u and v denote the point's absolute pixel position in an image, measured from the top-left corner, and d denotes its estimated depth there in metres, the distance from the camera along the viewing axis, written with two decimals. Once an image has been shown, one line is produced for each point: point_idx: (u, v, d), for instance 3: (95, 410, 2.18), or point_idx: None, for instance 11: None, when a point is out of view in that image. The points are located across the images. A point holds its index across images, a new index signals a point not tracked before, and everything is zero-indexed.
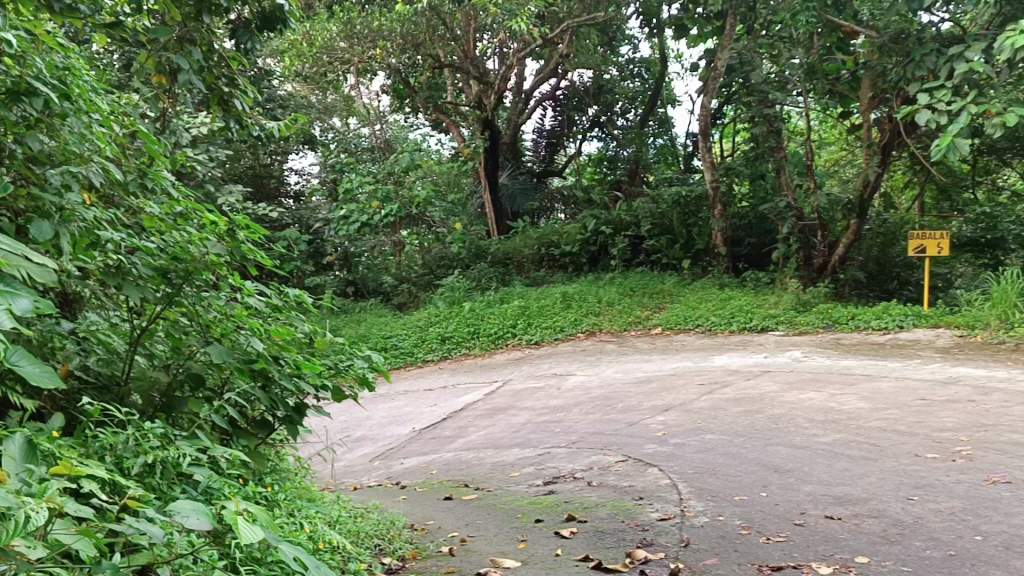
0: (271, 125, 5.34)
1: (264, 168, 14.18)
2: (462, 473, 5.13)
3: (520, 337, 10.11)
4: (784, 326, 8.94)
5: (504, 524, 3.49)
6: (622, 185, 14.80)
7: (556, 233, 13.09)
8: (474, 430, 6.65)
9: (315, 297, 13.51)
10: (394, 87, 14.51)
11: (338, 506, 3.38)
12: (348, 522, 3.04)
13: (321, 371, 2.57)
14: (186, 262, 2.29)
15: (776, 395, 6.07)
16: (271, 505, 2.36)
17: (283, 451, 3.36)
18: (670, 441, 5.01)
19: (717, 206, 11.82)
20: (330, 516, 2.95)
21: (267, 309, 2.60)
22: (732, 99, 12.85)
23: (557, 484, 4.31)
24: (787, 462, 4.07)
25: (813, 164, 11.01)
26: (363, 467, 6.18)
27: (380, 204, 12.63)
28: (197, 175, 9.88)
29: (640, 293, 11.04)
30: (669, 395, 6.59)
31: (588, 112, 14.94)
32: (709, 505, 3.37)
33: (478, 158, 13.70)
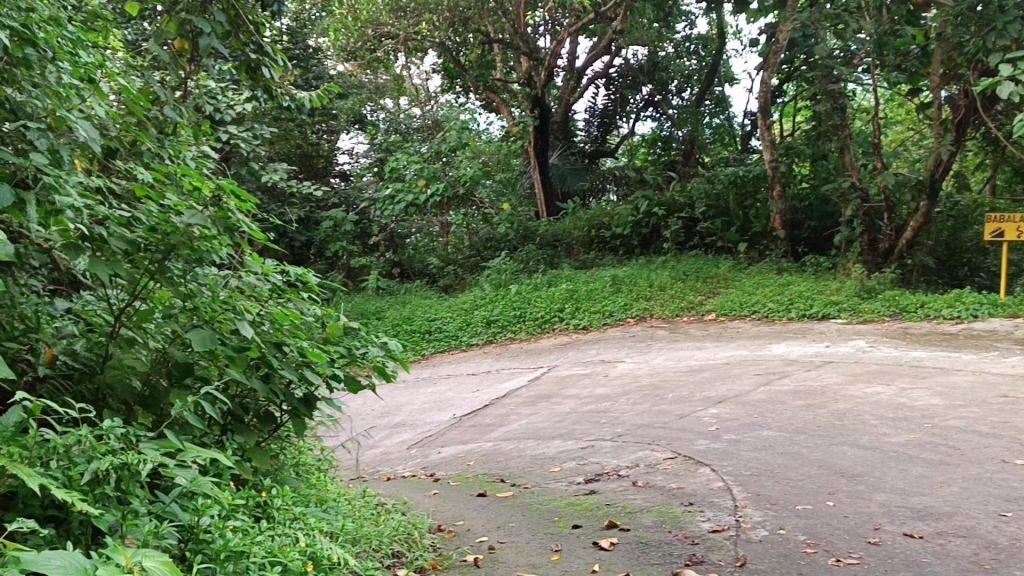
0: (302, 95, 5.08)
1: (313, 147, 14.04)
2: (498, 466, 4.85)
3: (567, 321, 9.77)
4: (847, 314, 8.42)
5: (538, 529, 3.18)
6: (676, 166, 14.29)
7: (607, 214, 12.68)
8: (516, 418, 6.36)
9: (360, 279, 13.31)
10: (444, 65, 14.26)
11: (353, 510, 3.09)
12: (364, 527, 2.76)
13: (328, 359, 2.30)
14: (167, 234, 1.98)
15: (840, 388, 5.64)
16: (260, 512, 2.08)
17: (298, 445, 3.11)
18: (724, 436, 4.64)
19: (777, 187, 11.29)
20: (341, 522, 2.67)
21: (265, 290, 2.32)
22: (793, 76, 12.23)
23: (599, 483, 3.98)
24: (855, 466, 3.68)
25: (881, 142, 10.41)
26: (399, 455, 5.95)
27: (426, 183, 12.49)
28: (240, 151, 9.75)
29: (694, 277, 10.59)
30: (723, 385, 6.20)
31: (643, 90, 14.47)
32: (766, 515, 3.02)
33: (528, 137, 13.36)
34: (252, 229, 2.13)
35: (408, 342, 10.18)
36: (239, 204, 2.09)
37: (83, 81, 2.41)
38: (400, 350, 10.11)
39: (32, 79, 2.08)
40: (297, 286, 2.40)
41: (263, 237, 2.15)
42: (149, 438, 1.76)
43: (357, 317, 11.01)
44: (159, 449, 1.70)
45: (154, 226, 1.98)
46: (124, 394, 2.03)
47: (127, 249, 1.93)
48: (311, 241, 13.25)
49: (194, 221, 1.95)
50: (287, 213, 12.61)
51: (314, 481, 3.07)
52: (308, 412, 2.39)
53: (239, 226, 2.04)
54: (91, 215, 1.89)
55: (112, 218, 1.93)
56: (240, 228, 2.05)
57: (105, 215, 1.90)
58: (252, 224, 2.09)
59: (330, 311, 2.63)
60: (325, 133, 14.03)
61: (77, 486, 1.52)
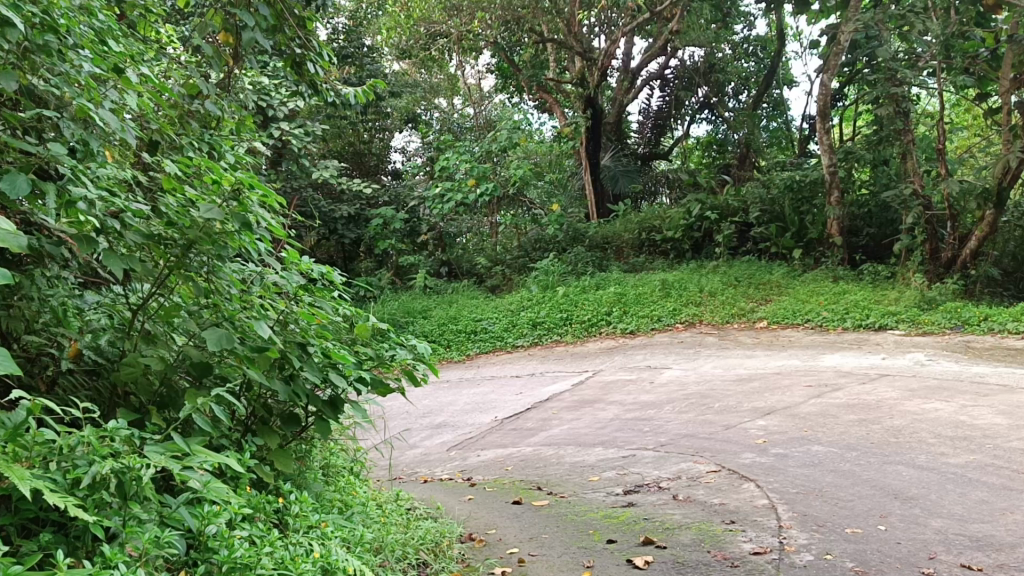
0: (347, 90, 5.04)
1: (365, 144, 14.08)
2: (536, 472, 4.74)
3: (614, 325, 9.62)
4: (905, 325, 8.10)
5: (572, 542, 3.08)
6: (731, 169, 14.01)
7: (658, 217, 12.48)
8: (558, 423, 6.24)
9: (408, 277, 13.29)
10: (498, 66, 14.23)
11: (379, 515, 3.02)
12: (387, 534, 2.70)
13: (351, 361, 2.23)
14: (184, 228, 1.92)
15: (896, 403, 5.40)
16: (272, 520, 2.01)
17: (325, 447, 3.07)
18: (771, 450, 4.47)
19: (835, 192, 11.01)
20: (364, 529, 2.61)
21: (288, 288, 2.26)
22: (854, 78, 11.90)
23: (638, 495, 3.85)
24: (910, 488, 3.48)
25: (945, 147, 10.04)
26: (439, 457, 5.89)
27: (475, 183, 12.45)
28: (293, 147, 9.83)
29: (746, 283, 10.33)
30: (772, 396, 5.99)
31: (698, 93, 14.22)
32: (812, 538, 2.86)
33: (579, 138, 13.22)
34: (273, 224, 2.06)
35: (453, 342, 10.14)
36: (259, 200, 2.03)
37: (112, 72, 2.37)
38: (445, 349, 10.07)
39: (49, 68, 2.02)
40: (324, 288, 2.35)
41: (284, 233, 2.09)
42: (156, 440, 1.69)
43: (402, 315, 11.00)
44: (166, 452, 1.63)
45: (171, 220, 1.92)
46: (142, 392, 1.97)
47: (143, 243, 1.87)
48: (361, 238, 13.33)
49: (210, 216, 1.88)
50: (338, 210, 12.69)
51: (340, 486, 3.01)
52: (332, 415, 2.33)
53: (259, 221, 1.98)
54: (107, 207, 1.83)
55: (129, 211, 1.87)
56: (260, 224, 1.98)
57: (121, 208, 1.84)
58: (274, 220, 2.03)
59: (358, 312, 2.58)
60: (377, 132, 14.11)
61: (76, 490, 1.45)
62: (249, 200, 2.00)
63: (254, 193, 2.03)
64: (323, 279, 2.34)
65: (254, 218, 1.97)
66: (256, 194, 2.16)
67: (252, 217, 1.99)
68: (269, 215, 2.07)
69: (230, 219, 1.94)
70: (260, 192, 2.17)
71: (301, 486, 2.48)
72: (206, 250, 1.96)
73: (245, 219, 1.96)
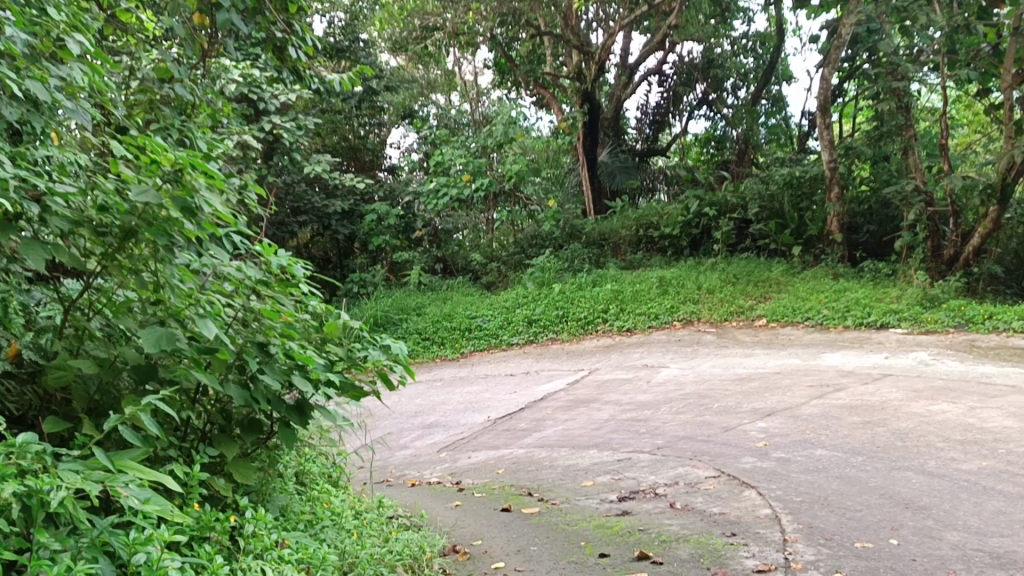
0: (332, 76, 4.84)
1: (359, 140, 13.80)
2: (527, 476, 4.54)
3: (611, 323, 9.42)
4: (908, 323, 7.90)
5: (561, 556, 2.90)
6: (730, 166, 13.90)
7: (656, 213, 12.28)
8: (552, 424, 6.04)
9: (402, 273, 13.03)
10: (495, 61, 14.03)
11: (352, 527, 2.80)
12: (359, 550, 2.49)
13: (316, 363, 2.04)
14: (117, 211, 1.73)
15: (900, 404, 5.20)
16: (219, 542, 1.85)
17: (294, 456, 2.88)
18: (772, 454, 4.27)
19: (835, 188, 10.82)
20: (332, 547, 2.41)
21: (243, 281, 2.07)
22: (855, 74, 11.69)
23: (633, 503, 3.65)
24: (921, 497, 3.29)
25: (947, 143, 9.84)
26: (427, 459, 5.68)
27: (470, 178, 12.26)
28: (284, 142, 9.61)
29: (745, 280, 10.13)
30: (773, 397, 5.79)
31: (697, 88, 14.04)
32: (820, 553, 2.67)
33: (577, 133, 13.02)
34: (221, 208, 1.86)
35: (447, 339, 9.93)
36: (205, 183, 1.83)
37: (47, 48, 2.19)
38: (438, 347, 9.86)
39: None
40: (287, 285, 2.16)
41: (233, 221, 1.90)
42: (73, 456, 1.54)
43: (396, 313, 10.79)
44: (82, 471, 1.48)
45: (104, 204, 1.74)
46: (77, 397, 1.80)
47: (72, 229, 1.69)
48: (355, 234, 13.10)
49: (145, 199, 1.69)
50: (331, 204, 12.45)
51: (309, 498, 2.79)
52: (298, 421, 2.15)
53: (203, 207, 1.78)
54: (27, 189, 1.64)
55: (57, 194, 1.69)
56: (204, 210, 1.79)
57: (44, 190, 1.66)
58: (220, 206, 1.83)
59: (328, 309, 2.40)
60: (370, 127, 13.85)
61: None
62: (192, 184, 1.81)
63: (198, 175, 1.83)
64: (286, 275, 2.15)
65: (196, 202, 1.77)
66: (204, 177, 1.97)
67: (195, 201, 1.80)
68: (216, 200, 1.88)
69: (168, 201, 1.75)
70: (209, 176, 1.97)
71: (268, 501, 2.31)
72: (143, 238, 1.77)
73: (186, 203, 1.76)
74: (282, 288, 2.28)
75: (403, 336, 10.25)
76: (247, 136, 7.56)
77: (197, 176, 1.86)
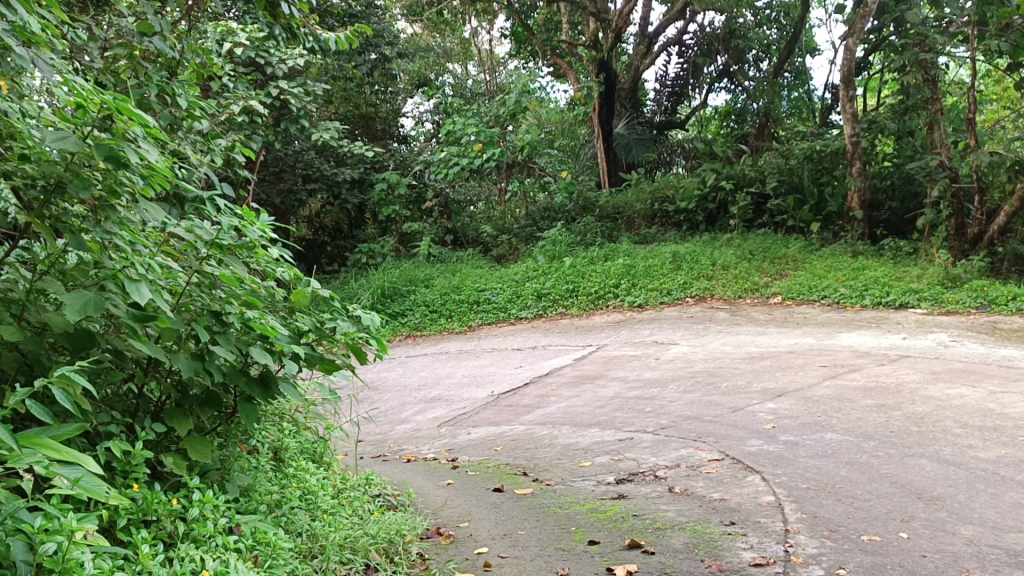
0: (327, 35, 4.68)
1: (371, 108, 13.53)
2: (524, 455, 4.39)
3: (622, 298, 9.22)
4: (928, 303, 7.64)
5: (548, 542, 2.74)
6: (749, 139, 13.60)
7: (672, 187, 12.00)
8: (555, 400, 5.88)
9: (412, 244, 12.83)
10: (512, 29, 13.77)
11: (319, 510, 2.63)
12: (322, 539, 2.32)
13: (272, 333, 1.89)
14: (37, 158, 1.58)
15: (917, 387, 4.99)
16: (162, 529, 1.73)
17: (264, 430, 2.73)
18: (780, 437, 4.09)
19: (856, 162, 10.50)
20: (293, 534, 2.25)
21: (195, 244, 1.91)
22: (881, 46, 11.33)
23: (630, 486, 3.49)
24: (935, 487, 3.10)
25: (975, 118, 9.49)
26: (426, 433, 5.54)
27: (482, 148, 11.99)
28: (293, 107, 9.42)
29: (761, 257, 9.88)
30: (784, 377, 5.60)
31: (718, 60, 13.71)
32: (823, 547, 2.49)
33: (592, 104, 12.75)
34: (159, 160, 1.70)
35: (455, 311, 9.77)
36: (138, 131, 1.68)
37: None
38: (446, 320, 9.70)
39: None
40: (244, 250, 2.02)
41: (171, 176, 1.75)
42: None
43: (404, 284, 10.64)
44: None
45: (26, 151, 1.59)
46: (4, 366, 1.64)
47: None
48: (365, 204, 12.91)
49: (63, 146, 1.54)
50: (340, 173, 12.26)
51: (276, 477, 2.62)
52: (259, 395, 2.01)
53: (133, 157, 1.63)
54: None
55: None
56: (134, 160, 1.64)
57: None
58: (154, 157, 1.68)
59: (296, 277, 2.26)
60: (382, 95, 13.54)
61: None
62: (124, 131, 1.66)
63: (132, 124, 1.68)
64: (243, 238, 2.00)
65: (124, 152, 1.62)
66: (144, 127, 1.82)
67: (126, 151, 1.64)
68: (152, 151, 1.73)
69: (94, 150, 1.60)
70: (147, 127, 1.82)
71: (229, 480, 2.16)
72: (70, 192, 1.63)
73: (113, 152, 1.61)
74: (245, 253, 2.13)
75: (410, 308, 10.10)
76: (253, 101, 7.39)
77: (131, 124, 1.71)
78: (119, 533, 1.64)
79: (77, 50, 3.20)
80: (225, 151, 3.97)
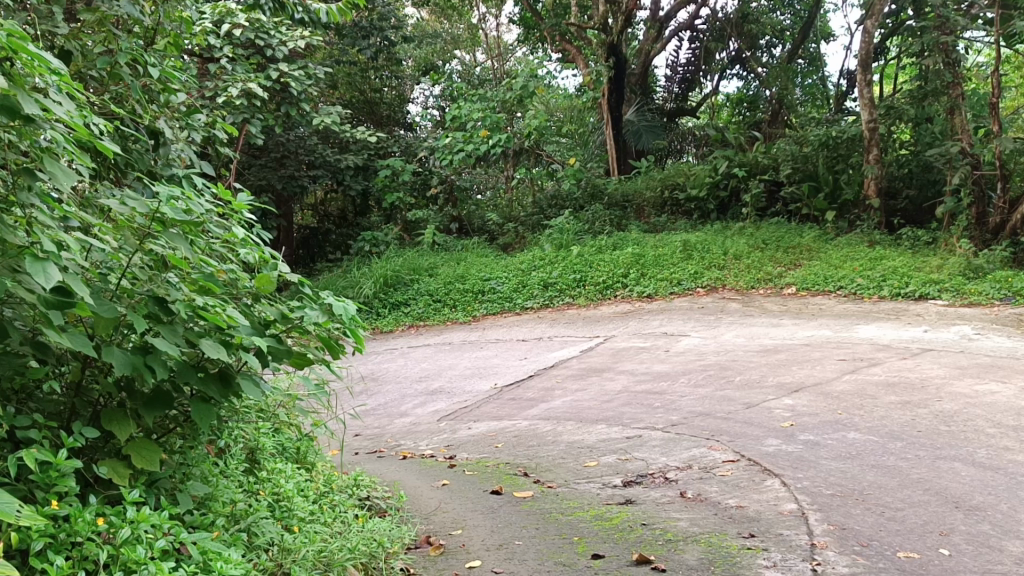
0: (320, 6, 4.45)
1: (376, 94, 13.16)
2: (525, 452, 4.13)
3: (630, 288, 8.95)
4: (949, 295, 7.32)
5: (548, 555, 2.49)
6: (761, 127, 13.23)
7: (682, 174, 11.68)
8: (561, 394, 5.62)
9: (416, 232, 12.54)
10: (521, 15, 13.50)
11: (285, 523, 2.34)
12: (280, 562, 2.02)
13: (218, 318, 1.63)
14: None
15: (943, 382, 4.71)
16: (83, 554, 1.47)
17: (230, 430, 2.47)
18: (799, 437, 3.81)
19: (873, 150, 10.16)
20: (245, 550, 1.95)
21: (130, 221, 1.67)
22: (898, 31, 10.96)
23: (639, 489, 3.23)
24: (974, 495, 2.83)
25: (998, 103, 9.11)
26: (426, 428, 5.29)
27: (488, 134, 11.68)
28: (294, 92, 9.08)
29: (774, 246, 9.56)
30: (800, 371, 5.32)
31: (730, 46, 13.39)
32: (856, 566, 2.23)
33: (601, 89, 12.47)
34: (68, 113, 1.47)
35: (459, 301, 9.51)
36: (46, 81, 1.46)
37: None
38: (450, 309, 9.44)
39: None
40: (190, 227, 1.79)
41: (89, 135, 1.52)
42: None
43: (408, 272, 10.40)
44: None
45: None
46: None
47: None
48: (369, 190, 12.63)
49: None
50: (344, 159, 11.97)
51: (238, 486, 2.35)
52: (215, 393, 1.77)
53: (34, 109, 1.41)
54: None
55: None
56: (36, 111, 1.41)
57: None
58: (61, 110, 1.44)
59: (263, 261, 2.10)
60: (389, 80, 13.13)
61: None
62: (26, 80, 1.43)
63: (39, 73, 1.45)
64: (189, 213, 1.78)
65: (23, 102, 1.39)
66: (61, 86, 1.59)
67: (25, 102, 1.41)
68: (63, 106, 1.50)
69: None
70: (63, 84, 1.59)
71: (181, 491, 1.91)
72: None
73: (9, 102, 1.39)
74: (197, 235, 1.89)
75: (414, 297, 9.85)
76: (254, 84, 7.17)
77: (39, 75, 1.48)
78: (32, 558, 1.38)
79: (42, 17, 2.95)
80: (204, 127, 3.70)
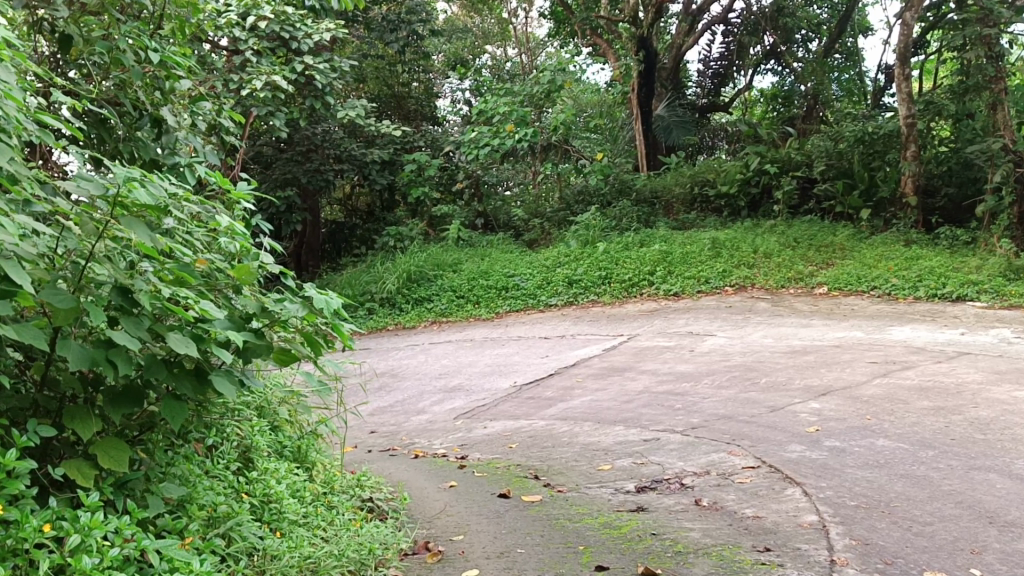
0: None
1: (404, 88, 13.05)
2: (538, 454, 4.00)
3: (657, 286, 8.77)
4: (988, 296, 7.05)
5: (550, 565, 2.36)
6: (795, 123, 12.93)
7: (712, 170, 11.44)
8: (580, 393, 5.48)
9: (442, 227, 12.41)
10: (552, 9, 13.35)
11: (273, 527, 2.24)
12: (261, 570, 1.92)
13: (183, 310, 1.53)
14: None
15: (979, 388, 4.50)
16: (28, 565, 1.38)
17: (213, 429, 2.37)
18: (824, 443, 3.64)
19: (911, 146, 9.84)
20: (222, 557, 1.86)
21: (90, 209, 1.58)
22: (939, 25, 10.63)
23: (652, 495, 3.09)
24: (1009, 509, 2.65)
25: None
26: (442, 426, 5.18)
27: (514, 128, 11.51)
28: (319, 84, 8.95)
29: (806, 245, 9.31)
30: (829, 373, 5.13)
31: (765, 40, 13.12)
32: None
33: (631, 83, 12.27)
34: None
35: (482, 297, 9.39)
36: None
37: None
38: (473, 305, 9.32)
39: None
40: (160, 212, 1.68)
41: None
42: None
43: (431, 268, 10.30)
44: None
45: None
46: None
47: None
48: (395, 185, 12.56)
49: None
50: (370, 154, 11.89)
51: (226, 487, 2.27)
52: (186, 390, 1.67)
53: None
54: None
55: None
56: None
57: None
58: None
59: (244, 250, 2.00)
60: (418, 75, 13.03)
61: None
62: None
63: None
64: (159, 197, 1.67)
65: None
66: None
67: None
68: None
69: None
70: None
71: (154, 492, 1.82)
72: None
73: None
74: (165, 227, 1.79)
75: (437, 293, 9.74)
76: (278, 76, 7.09)
77: None
78: None
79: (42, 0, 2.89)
80: (211, 115, 3.64)
